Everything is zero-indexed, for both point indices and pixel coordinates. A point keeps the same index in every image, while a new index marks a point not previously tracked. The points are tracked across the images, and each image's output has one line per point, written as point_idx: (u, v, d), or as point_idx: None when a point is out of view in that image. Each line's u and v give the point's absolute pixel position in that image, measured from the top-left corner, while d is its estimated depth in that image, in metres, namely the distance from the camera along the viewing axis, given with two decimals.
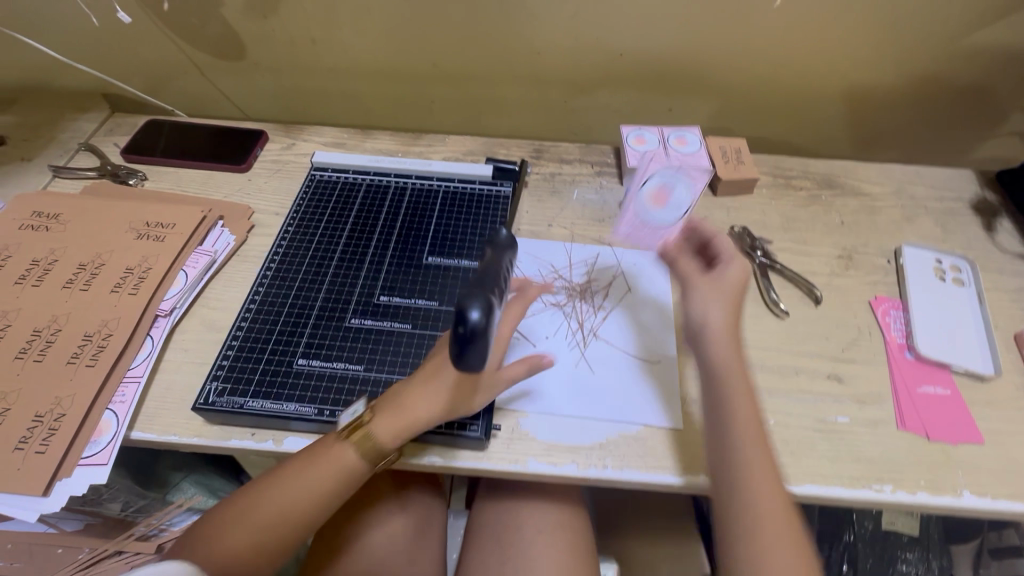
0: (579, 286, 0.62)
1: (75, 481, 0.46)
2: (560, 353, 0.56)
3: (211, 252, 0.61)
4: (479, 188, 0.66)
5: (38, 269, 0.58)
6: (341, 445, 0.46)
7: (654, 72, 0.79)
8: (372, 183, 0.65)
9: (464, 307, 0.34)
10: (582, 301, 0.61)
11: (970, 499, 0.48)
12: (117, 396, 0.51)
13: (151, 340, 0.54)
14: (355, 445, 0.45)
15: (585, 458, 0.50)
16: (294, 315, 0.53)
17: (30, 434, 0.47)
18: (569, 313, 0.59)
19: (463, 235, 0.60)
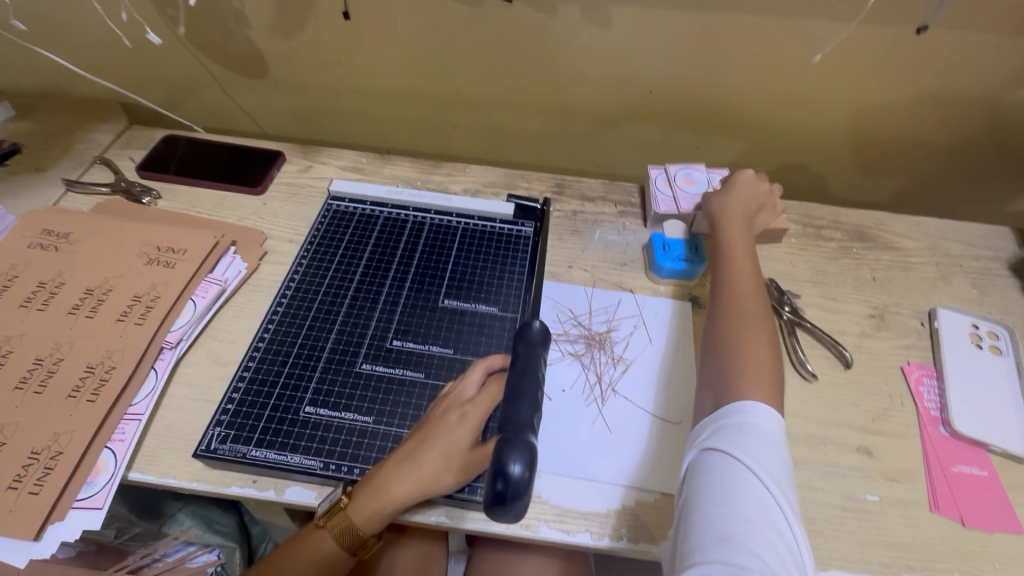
0: (598, 335, 0.60)
1: (68, 525, 0.44)
2: (576, 408, 0.54)
3: (221, 281, 0.59)
4: (499, 226, 0.64)
5: (44, 291, 0.56)
6: (319, 532, 0.45)
7: (683, 110, 0.76)
8: (390, 216, 0.63)
9: (505, 461, 0.34)
10: (601, 351, 0.58)
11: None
12: (117, 433, 0.49)
13: (155, 373, 0.53)
14: (332, 531, 0.44)
15: (601, 525, 0.47)
16: (303, 357, 0.51)
17: (25, 472, 0.46)
18: (587, 364, 0.57)
19: (482, 278, 0.58)
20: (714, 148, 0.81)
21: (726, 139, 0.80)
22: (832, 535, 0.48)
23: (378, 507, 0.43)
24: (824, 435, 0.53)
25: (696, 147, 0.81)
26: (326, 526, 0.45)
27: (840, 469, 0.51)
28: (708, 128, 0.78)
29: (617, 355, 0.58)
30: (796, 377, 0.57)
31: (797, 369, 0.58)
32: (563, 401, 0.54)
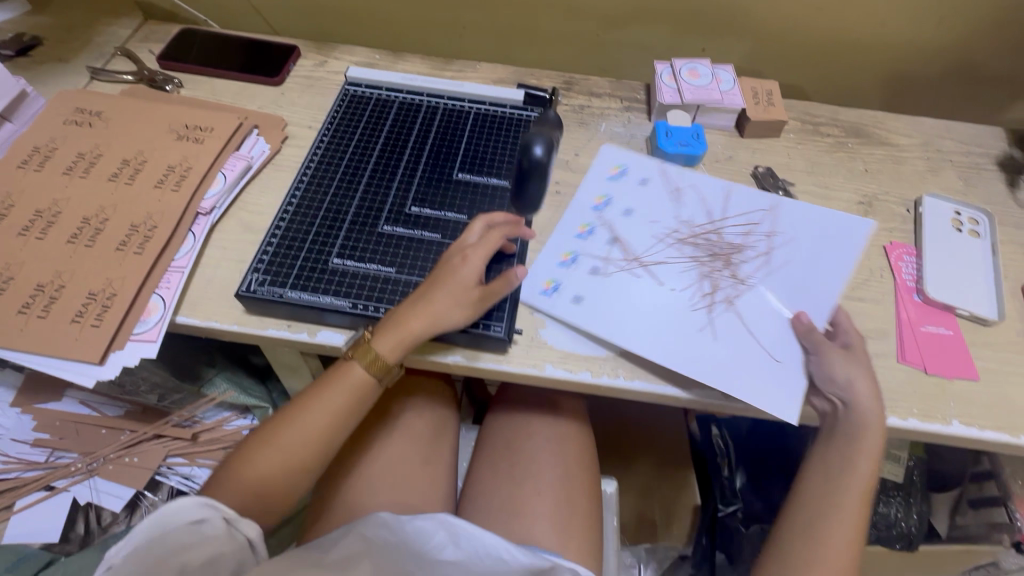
0: (726, 249, 0.59)
1: (128, 354, 0.50)
2: (682, 308, 0.55)
3: (247, 158, 0.63)
4: (510, 112, 0.66)
5: (84, 162, 0.60)
6: (349, 364, 0.50)
7: (692, 9, 0.77)
8: (405, 101, 0.66)
9: (531, 147, 0.56)
10: (724, 264, 0.58)
11: (955, 428, 0.51)
12: (163, 282, 0.54)
13: (193, 234, 0.57)
14: (360, 360, 0.49)
15: (600, 367, 0.53)
16: (330, 218, 0.55)
17: (85, 310, 0.51)
18: (706, 272, 0.57)
19: (493, 156, 0.62)
20: (721, 51, 0.82)
21: (732, 41, 0.81)
22: None
23: (397, 338, 0.48)
24: None
25: (703, 50, 0.82)
26: (354, 356, 0.50)
27: None
28: (715, 28, 0.79)
29: (743, 277, 0.57)
30: None
31: None
32: (671, 300, 0.55)
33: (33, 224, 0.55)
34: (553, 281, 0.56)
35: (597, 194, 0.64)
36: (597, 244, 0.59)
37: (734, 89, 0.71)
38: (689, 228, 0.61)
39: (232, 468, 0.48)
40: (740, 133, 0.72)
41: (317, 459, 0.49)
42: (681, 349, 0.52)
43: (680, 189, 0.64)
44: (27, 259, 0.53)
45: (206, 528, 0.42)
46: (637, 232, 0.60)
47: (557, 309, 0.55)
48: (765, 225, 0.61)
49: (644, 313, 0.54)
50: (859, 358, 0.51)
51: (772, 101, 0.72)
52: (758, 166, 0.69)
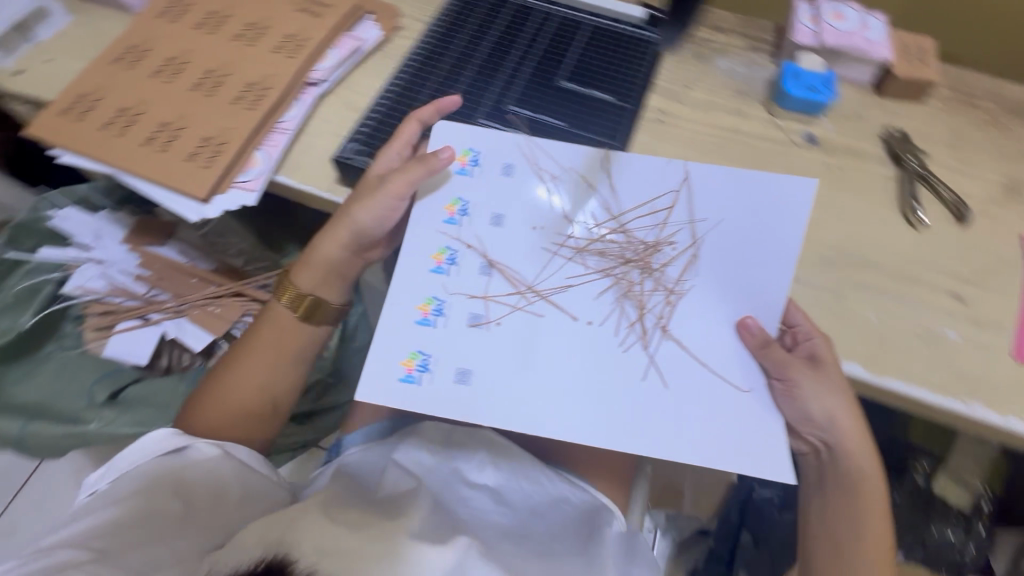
0: (637, 245, 0.47)
1: (229, 199, 0.53)
2: (600, 340, 0.45)
3: (359, 40, 0.64)
4: (627, 29, 0.63)
5: (213, 20, 0.63)
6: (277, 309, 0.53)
7: None
8: (521, 4, 0.64)
9: None
10: (633, 268, 0.47)
11: (953, 402, 0.47)
12: (268, 140, 0.56)
13: (300, 102, 0.59)
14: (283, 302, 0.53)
15: None
16: (429, 105, 0.56)
17: (199, 152, 0.54)
18: (624, 293, 0.46)
19: (601, 70, 0.59)
20: None
21: None
22: (899, 355, 0.49)
23: None
24: (919, 277, 0.53)
25: None
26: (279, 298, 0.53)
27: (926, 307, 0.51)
28: None
29: (670, 283, 0.46)
30: (902, 223, 0.56)
31: (906, 216, 0.56)
32: (595, 335, 0.46)
33: (163, 68, 0.59)
34: (419, 354, 0.45)
35: (449, 199, 0.49)
36: (470, 278, 0.47)
37: (883, 38, 0.63)
38: (589, 217, 0.48)
39: (191, 414, 0.52)
40: (878, 92, 0.65)
41: (267, 408, 0.54)
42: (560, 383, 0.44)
43: (546, 165, 0.49)
44: (154, 99, 0.57)
45: (196, 452, 0.49)
46: (513, 249, 0.48)
47: (438, 389, 0.44)
48: (680, 210, 0.47)
49: (573, 386, 0.44)
50: (827, 373, 0.47)
51: (925, 60, 0.63)
52: (891, 126, 0.62)
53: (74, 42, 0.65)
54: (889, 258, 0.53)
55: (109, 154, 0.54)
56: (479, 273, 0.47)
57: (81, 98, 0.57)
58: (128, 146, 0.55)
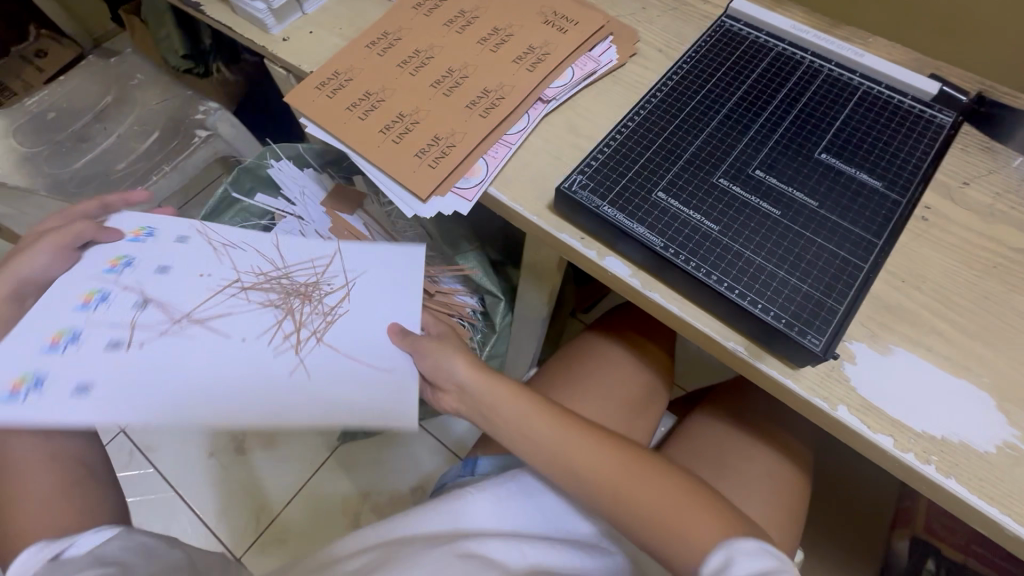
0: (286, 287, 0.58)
1: (446, 203, 0.54)
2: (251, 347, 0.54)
3: (597, 62, 0.61)
4: (910, 104, 0.54)
5: (462, 19, 0.64)
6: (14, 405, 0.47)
7: None
8: (784, 53, 0.57)
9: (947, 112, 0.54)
10: (301, 302, 0.57)
11: None
12: (492, 151, 0.56)
13: (528, 117, 0.58)
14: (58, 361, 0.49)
15: (909, 440, 0.43)
16: (665, 150, 0.51)
17: (427, 150, 0.55)
18: (283, 314, 0.56)
19: (870, 149, 0.51)
20: None
21: None
22: None
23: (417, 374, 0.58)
24: None
25: None
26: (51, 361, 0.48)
27: None
28: None
29: (326, 309, 0.57)
30: None
31: None
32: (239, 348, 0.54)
33: (410, 60, 0.61)
34: (30, 375, 0.49)
35: (116, 254, 0.57)
36: (121, 310, 0.54)
37: None
38: (242, 273, 0.58)
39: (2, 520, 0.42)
40: None
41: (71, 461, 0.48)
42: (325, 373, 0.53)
43: (229, 245, 0.60)
44: (397, 88, 0.59)
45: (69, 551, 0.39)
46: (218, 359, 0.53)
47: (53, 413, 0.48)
48: (336, 264, 0.60)
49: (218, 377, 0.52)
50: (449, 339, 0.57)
51: None
52: None
53: (334, 20, 0.70)
54: None
55: (350, 135, 0.57)
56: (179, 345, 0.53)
57: (335, 75, 0.61)
58: (366, 131, 0.57)
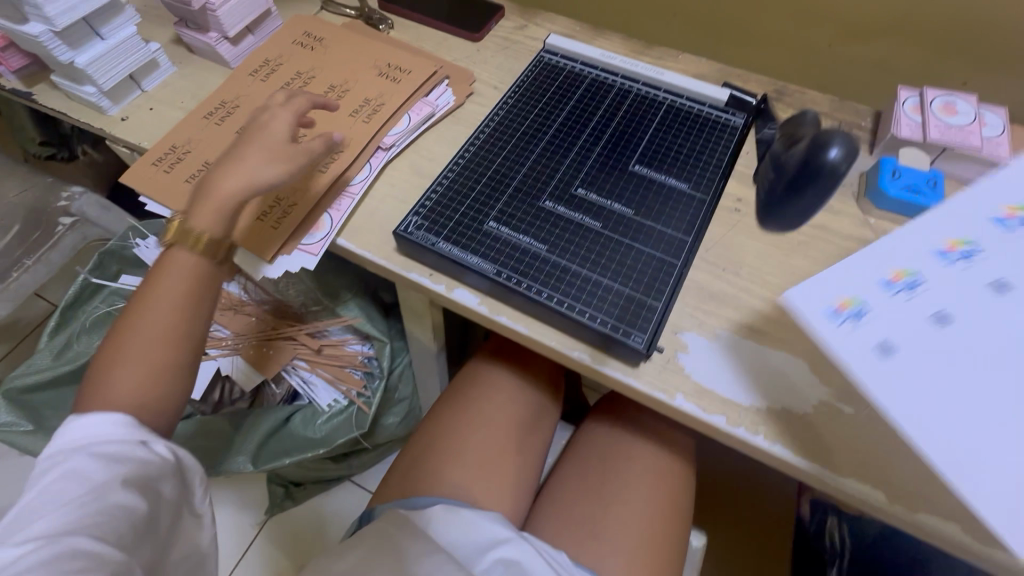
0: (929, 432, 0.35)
1: (293, 260, 0.55)
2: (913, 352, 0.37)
3: (433, 105, 0.64)
4: (708, 112, 0.60)
5: (299, 80, 0.66)
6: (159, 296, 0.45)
7: (964, 32, 0.63)
8: (597, 78, 0.64)
9: (738, 115, 0.60)
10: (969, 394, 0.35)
11: None
12: (336, 204, 0.57)
13: (369, 166, 0.60)
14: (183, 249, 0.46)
15: (739, 416, 0.46)
16: (495, 181, 0.55)
17: (269, 211, 0.56)
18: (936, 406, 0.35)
19: (675, 155, 0.56)
20: (985, 90, 0.66)
21: (1006, 80, 0.64)
22: None
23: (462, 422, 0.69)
24: None
25: (962, 84, 0.67)
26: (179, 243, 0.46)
27: None
28: (989, 59, 0.63)
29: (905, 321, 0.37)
30: None
31: None
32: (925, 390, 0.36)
33: (248, 125, 0.62)
34: (859, 303, 0.38)
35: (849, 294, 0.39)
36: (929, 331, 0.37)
37: (1003, 137, 0.57)
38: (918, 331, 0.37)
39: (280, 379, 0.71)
40: None
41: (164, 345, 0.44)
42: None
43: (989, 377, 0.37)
44: None
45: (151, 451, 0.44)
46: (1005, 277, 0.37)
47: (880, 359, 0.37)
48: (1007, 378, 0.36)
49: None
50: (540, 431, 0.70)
51: None
52: None
53: (177, 94, 0.70)
54: None
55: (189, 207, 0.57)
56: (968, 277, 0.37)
57: (173, 149, 0.61)
58: None
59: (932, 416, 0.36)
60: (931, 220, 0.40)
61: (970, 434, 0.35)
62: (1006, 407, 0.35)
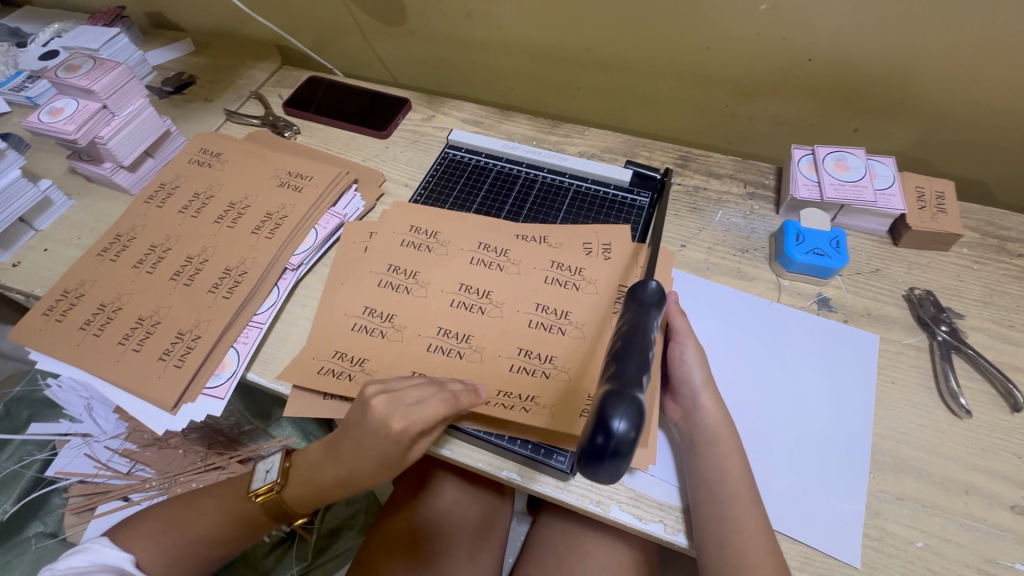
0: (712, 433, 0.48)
1: (197, 408, 0.51)
2: (732, 365, 0.52)
3: (341, 215, 0.63)
4: (613, 193, 0.61)
5: (199, 202, 0.64)
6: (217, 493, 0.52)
7: (845, 85, 0.64)
8: (503, 170, 0.65)
9: (639, 194, 0.61)
10: (756, 393, 0.50)
11: None
12: (242, 336, 0.54)
13: (277, 289, 0.57)
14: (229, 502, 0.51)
15: (677, 521, 0.44)
16: (396, 311, 0.53)
17: (172, 348, 0.53)
18: (737, 394, 0.50)
19: (569, 256, 0.55)
20: (879, 134, 0.68)
21: (895, 124, 0.66)
22: None
23: (409, 535, 0.66)
24: (969, 484, 0.45)
25: (854, 131, 0.69)
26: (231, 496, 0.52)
27: (984, 526, 0.43)
28: (876, 107, 0.65)
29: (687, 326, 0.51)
30: (943, 410, 0.48)
31: (946, 403, 0.49)
32: (745, 387, 0.50)
33: (145, 258, 0.60)
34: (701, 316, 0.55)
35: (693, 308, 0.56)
36: (745, 347, 0.53)
37: (894, 187, 0.58)
38: (724, 353, 0.53)
39: None
40: (894, 242, 0.59)
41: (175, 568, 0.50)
42: (841, 507, 0.44)
43: (795, 387, 0.50)
44: (135, 292, 0.57)
45: None
46: (782, 337, 0.53)
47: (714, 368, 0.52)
48: (786, 383, 0.50)
49: (800, 416, 0.49)
50: (490, 541, 0.69)
51: (944, 207, 0.58)
52: (915, 286, 0.56)
53: (72, 229, 0.67)
54: (930, 458, 0.46)
55: (84, 358, 0.54)
56: (752, 338, 0.54)
57: (65, 294, 0.58)
58: (104, 347, 0.54)
59: (757, 436, 0.48)
60: (732, 289, 0.57)
61: (765, 414, 0.49)
62: (796, 400, 0.49)
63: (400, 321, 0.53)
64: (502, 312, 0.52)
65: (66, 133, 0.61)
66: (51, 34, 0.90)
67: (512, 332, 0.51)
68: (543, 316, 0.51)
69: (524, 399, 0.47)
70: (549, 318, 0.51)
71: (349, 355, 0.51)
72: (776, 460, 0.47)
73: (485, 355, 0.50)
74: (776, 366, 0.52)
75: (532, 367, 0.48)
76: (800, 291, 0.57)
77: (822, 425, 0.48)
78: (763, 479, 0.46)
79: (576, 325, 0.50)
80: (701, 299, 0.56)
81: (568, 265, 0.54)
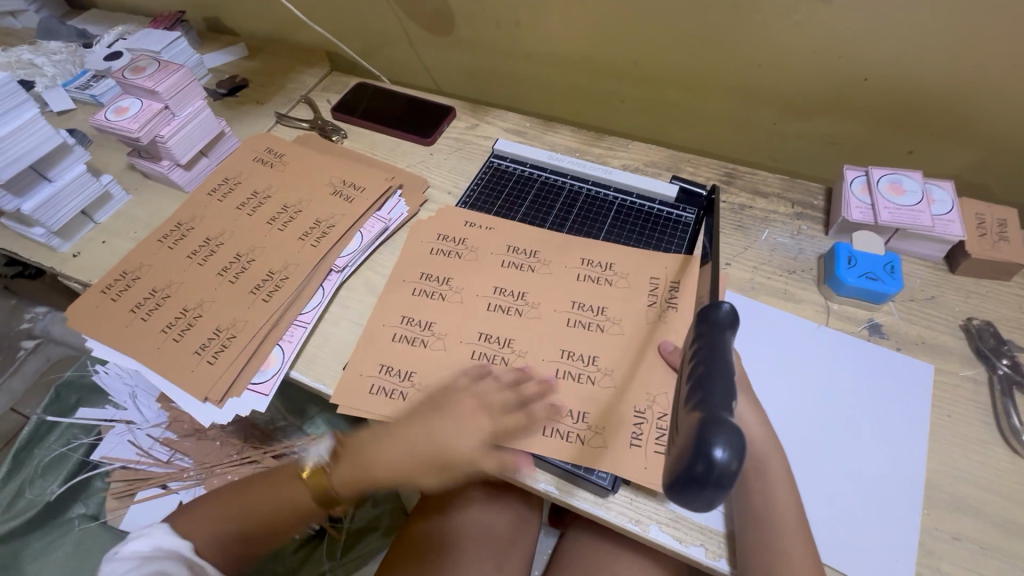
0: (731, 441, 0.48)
1: (242, 402, 0.51)
2: (784, 386, 0.51)
3: (386, 220, 0.64)
4: (658, 208, 0.61)
5: (254, 200, 0.66)
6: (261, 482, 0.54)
7: (901, 106, 0.63)
8: (548, 180, 0.65)
9: (686, 209, 0.60)
10: (807, 416, 0.49)
11: None
12: (288, 334, 0.55)
13: (322, 290, 0.58)
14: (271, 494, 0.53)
15: (719, 546, 0.43)
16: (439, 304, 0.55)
17: (209, 344, 0.54)
18: (792, 415, 0.49)
19: (602, 253, 0.57)
20: (935, 156, 0.66)
21: (953, 147, 0.64)
22: None
23: (437, 540, 0.66)
24: None
25: (908, 153, 0.67)
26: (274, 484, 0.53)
27: None
28: (933, 130, 0.63)
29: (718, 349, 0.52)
30: (1004, 447, 0.46)
31: (1008, 440, 0.47)
32: (797, 408, 0.49)
33: (199, 250, 0.62)
34: (751, 334, 0.54)
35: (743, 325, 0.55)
36: (797, 369, 0.52)
37: (953, 213, 0.56)
38: (774, 372, 0.52)
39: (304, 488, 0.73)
40: (951, 269, 0.57)
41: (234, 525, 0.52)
42: (894, 543, 0.42)
43: (848, 412, 0.49)
44: (184, 283, 0.59)
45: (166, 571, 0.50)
46: (835, 361, 0.52)
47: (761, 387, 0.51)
48: (839, 408, 0.49)
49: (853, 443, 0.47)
50: (516, 552, 0.68)
51: (1006, 235, 0.56)
52: (973, 316, 0.54)
53: (129, 224, 0.70)
54: (989, 498, 0.44)
55: (132, 345, 0.55)
56: (803, 359, 0.52)
57: (124, 275, 0.61)
58: (150, 337, 0.56)
59: (814, 461, 0.47)
60: (782, 311, 0.56)
61: (818, 439, 0.48)
62: (849, 427, 0.48)
63: (451, 314, 0.54)
64: (540, 313, 0.53)
65: (131, 131, 0.63)
66: (114, 37, 0.94)
67: (553, 333, 0.52)
68: (581, 314, 0.53)
69: (577, 424, 0.47)
70: (587, 315, 0.53)
71: (397, 368, 0.51)
72: (824, 489, 0.45)
73: (531, 360, 0.51)
74: (827, 390, 0.50)
75: (577, 370, 0.50)
76: (851, 316, 0.55)
77: (874, 456, 0.46)
78: (812, 507, 0.45)
79: (615, 322, 0.52)
80: (753, 316, 0.56)
81: (598, 261, 0.56)
